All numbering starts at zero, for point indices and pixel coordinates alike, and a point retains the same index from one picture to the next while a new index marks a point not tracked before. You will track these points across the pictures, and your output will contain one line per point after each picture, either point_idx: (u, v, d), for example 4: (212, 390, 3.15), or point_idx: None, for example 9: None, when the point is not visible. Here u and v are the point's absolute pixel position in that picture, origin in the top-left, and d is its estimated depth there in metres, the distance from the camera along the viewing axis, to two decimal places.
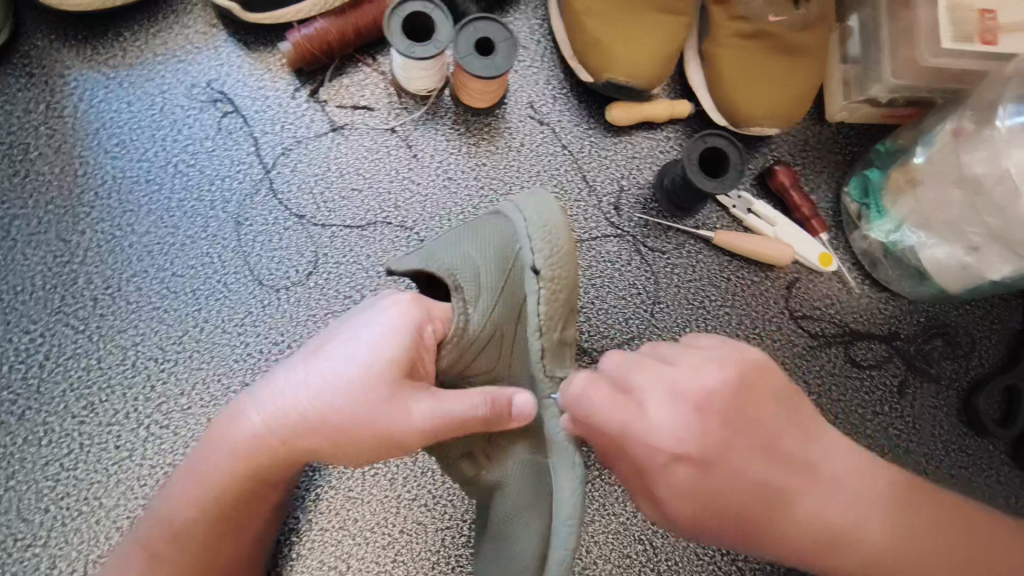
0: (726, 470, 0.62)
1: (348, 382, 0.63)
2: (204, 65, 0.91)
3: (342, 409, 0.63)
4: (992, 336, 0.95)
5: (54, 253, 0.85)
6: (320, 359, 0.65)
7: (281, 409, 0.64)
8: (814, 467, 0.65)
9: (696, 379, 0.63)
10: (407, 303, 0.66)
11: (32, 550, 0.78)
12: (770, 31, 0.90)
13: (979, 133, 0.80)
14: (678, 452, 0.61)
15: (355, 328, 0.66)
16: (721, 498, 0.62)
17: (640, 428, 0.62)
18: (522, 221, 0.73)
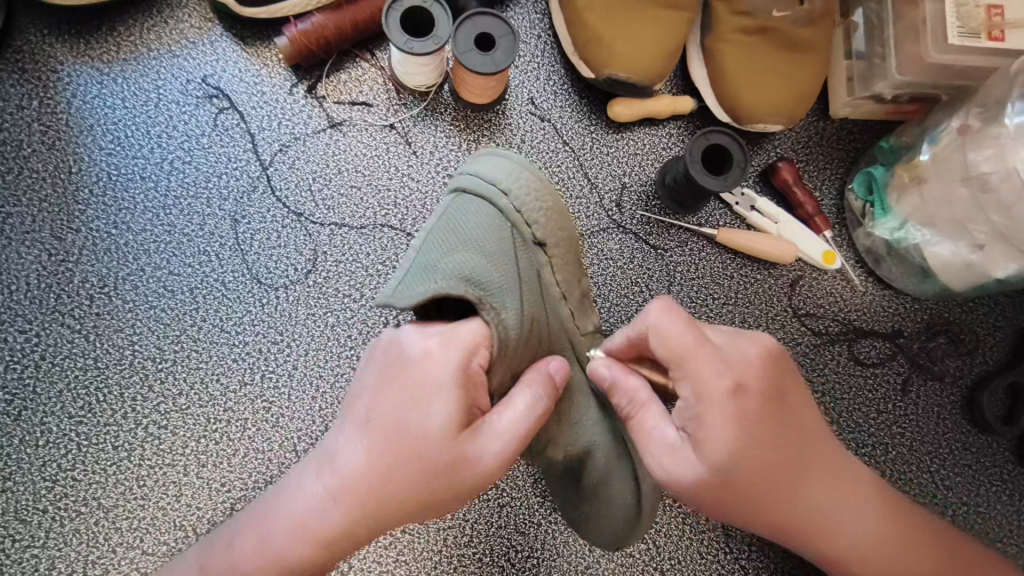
0: (760, 443, 0.60)
1: (409, 438, 0.58)
2: (199, 60, 0.89)
3: (413, 469, 0.58)
4: (995, 333, 0.94)
5: (49, 252, 0.84)
6: (370, 421, 0.60)
7: (346, 487, 0.59)
8: (825, 463, 0.65)
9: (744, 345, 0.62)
10: (449, 342, 0.63)
11: (31, 552, 0.77)
12: (773, 26, 0.89)
13: (985, 130, 0.79)
14: (719, 394, 0.59)
15: (402, 379, 0.61)
16: (739, 450, 0.59)
17: (704, 367, 0.59)
18: (508, 200, 0.71)
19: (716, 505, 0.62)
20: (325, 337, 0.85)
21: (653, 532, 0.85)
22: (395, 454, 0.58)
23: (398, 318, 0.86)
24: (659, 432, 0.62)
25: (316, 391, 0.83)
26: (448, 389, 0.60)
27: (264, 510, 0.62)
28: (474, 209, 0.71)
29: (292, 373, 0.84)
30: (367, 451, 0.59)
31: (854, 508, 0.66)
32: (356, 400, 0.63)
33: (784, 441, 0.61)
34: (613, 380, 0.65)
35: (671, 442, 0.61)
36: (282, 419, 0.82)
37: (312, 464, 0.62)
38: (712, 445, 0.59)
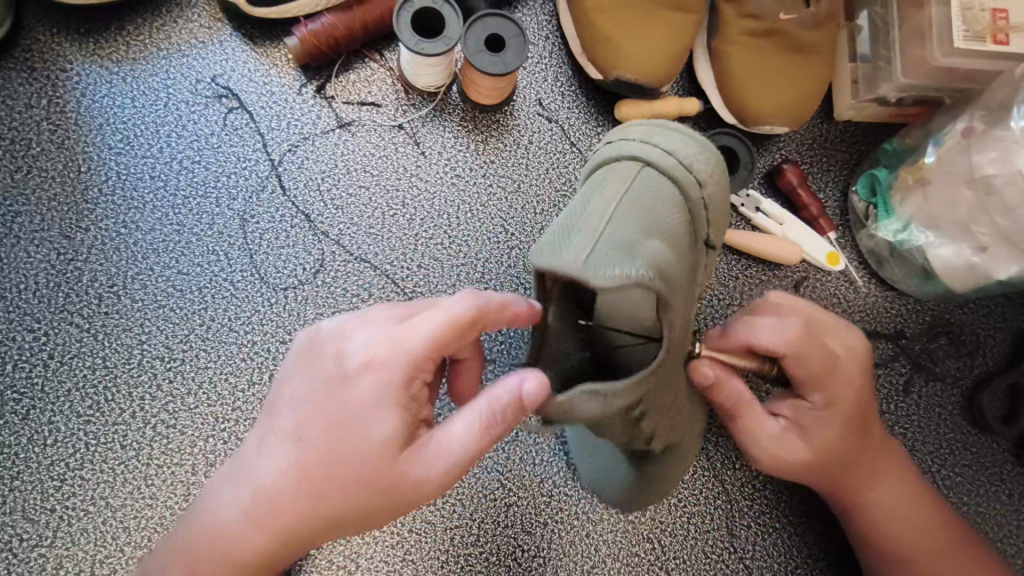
0: (840, 429, 0.72)
1: (365, 454, 0.57)
2: (208, 60, 0.89)
3: (316, 489, 0.57)
4: (996, 334, 0.96)
5: (57, 251, 0.83)
6: (296, 435, 0.58)
7: (259, 505, 0.58)
8: (889, 460, 0.77)
9: (841, 344, 0.72)
10: (396, 349, 0.57)
11: (38, 551, 0.77)
12: (779, 29, 0.90)
13: (990, 133, 0.80)
14: (830, 394, 0.70)
15: (298, 396, 0.60)
16: (825, 435, 0.72)
17: (841, 375, 0.70)
18: (682, 171, 0.72)
19: (800, 474, 0.75)
20: None
21: (659, 531, 0.86)
22: (295, 475, 0.57)
23: None
24: (767, 425, 0.73)
25: None
26: (377, 410, 0.57)
27: (202, 508, 0.61)
28: (661, 188, 0.71)
29: None
30: (281, 468, 0.58)
31: (918, 505, 0.77)
32: (296, 406, 0.59)
33: (861, 432, 0.74)
34: (718, 379, 0.72)
35: (779, 431, 0.73)
36: None
37: (238, 470, 0.60)
38: (820, 434, 0.72)
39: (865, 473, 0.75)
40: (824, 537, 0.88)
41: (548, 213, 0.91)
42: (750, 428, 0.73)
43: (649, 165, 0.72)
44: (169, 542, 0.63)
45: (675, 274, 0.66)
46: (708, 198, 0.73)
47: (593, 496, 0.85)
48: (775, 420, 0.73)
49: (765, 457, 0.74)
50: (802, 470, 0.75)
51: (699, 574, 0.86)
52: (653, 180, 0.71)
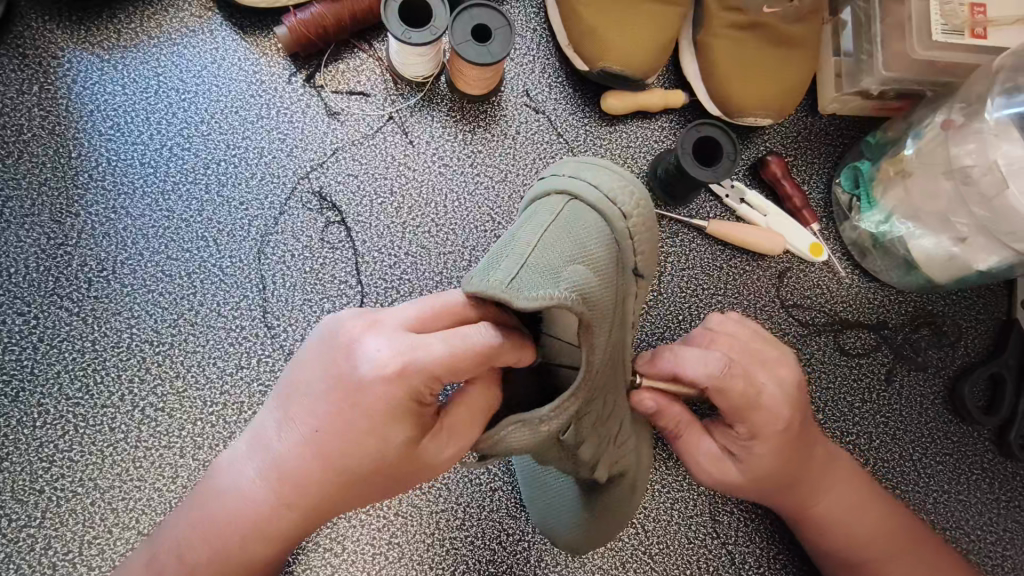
0: (772, 457, 0.72)
1: (376, 446, 0.57)
2: (199, 49, 0.90)
3: (334, 468, 0.58)
4: (978, 325, 0.97)
5: (48, 235, 0.84)
6: (313, 425, 0.58)
7: (284, 482, 0.59)
8: (827, 476, 0.77)
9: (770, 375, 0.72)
10: (402, 365, 0.55)
11: (27, 531, 0.78)
12: (763, 23, 0.91)
13: (969, 125, 0.81)
14: (757, 426, 0.70)
15: (318, 381, 0.59)
16: (758, 463, 0.72)
17: (762, 409, 0.69)
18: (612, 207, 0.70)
19: (745, 493, 0.77)
20: (321, 323, 0.86)
21: (642, 516, 0.87)
22: (313, 455, 0.58)
23: (394, 305, 0.87)
24: (703, 448, 0.75)
25: None
26: (390, 415, 0.56)
27: (222, 480, 0.62)
28: (591, 219, 0.69)
29: (288, 357, 0.85)
30: (303, 452, 0.58)
31: (874, 515, 0.78)
32: (317, 394, 0.58)
33: (801, 452, 0.74)
34: (658, 406, 0.74)
35: (715, 454, 0.75)
36: None
37: (259, 446, 0.61)
38: (755, 462, 0.73)
39: (804, 490, 0.76)
40: None
41: None
42: (687, 451, 0.76)
43: (577, 198, 0.70)
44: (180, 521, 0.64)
45: (599, 302, 0.64)
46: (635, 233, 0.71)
47: None
48: (713, 441, 0.75)
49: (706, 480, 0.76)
50: (745, 490, 0.76)
51: (681, 559, 0.87)
52: (584, 213, 0.69)
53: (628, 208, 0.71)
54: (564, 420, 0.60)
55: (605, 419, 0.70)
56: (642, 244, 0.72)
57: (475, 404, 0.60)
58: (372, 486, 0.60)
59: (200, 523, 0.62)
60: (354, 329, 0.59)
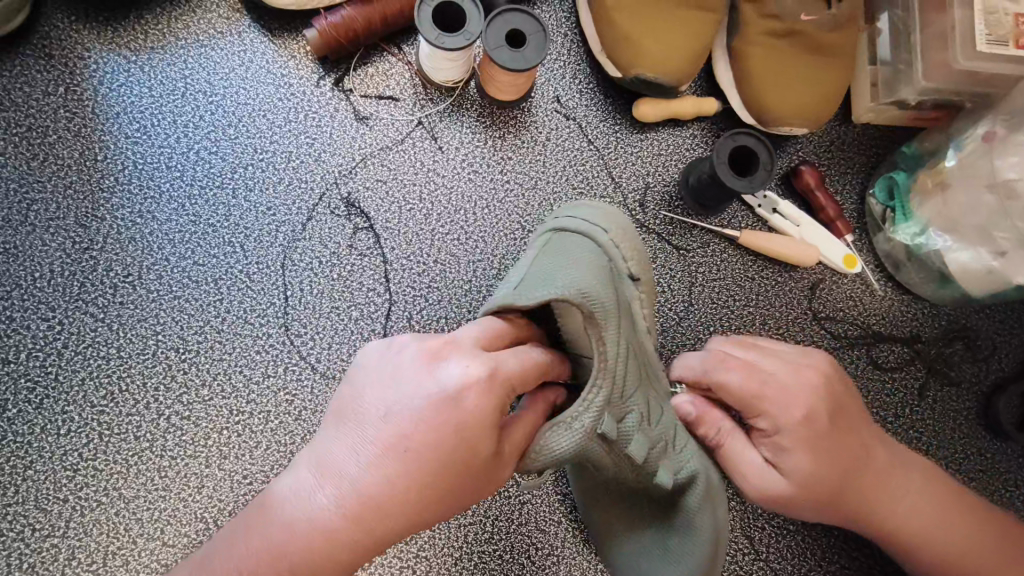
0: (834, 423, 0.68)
1: (466, 461, 0.54)
2: (227, 51, 0.89)
3: (425, 489, 0.53)
4: (1012, 340, 0.95)
5: (73, 240, 0.83)
6: (400, 444, 0.53)
7: (363, 509, 0.52)
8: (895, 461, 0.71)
9: (798, 363, 0.70)
10: (489, 376, 0.56)
11: (50, 541, 0.77)
12: (799, 30, 0.90)
13: (1011, 138, 0.80)
14: (807, 412, 0.66)
15: (403, 398, 0.55)
16: (822, 461, 0.66)
17: (795, 371, 0.69)
18: (603, 233, 0.77)
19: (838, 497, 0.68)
20: (349, 331, 0.85)
21: None
22: (402, 477, 0.52)
23: (422, 313, 0.86)
24: (792, 449, 0.66)
25: (338, 384, 0.83)
26: (482, 427, 0.55)
27: (280, 512, 0.53)
28: (576, 242, 0.76)
29: (314, 365, 0.83)
30: (389, 473, 0.52)
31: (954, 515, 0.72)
32: (402, 410, 0.54)
33: (860, 445, 0.69)
34: (695, 409, 0.74)
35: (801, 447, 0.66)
36: (305, 412, 0.82)
37: (329, 473, 0.53)
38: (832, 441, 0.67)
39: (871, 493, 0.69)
40: (836, 541, 0.88)
41: None
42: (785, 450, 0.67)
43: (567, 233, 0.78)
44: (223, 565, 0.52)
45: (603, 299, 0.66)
46: (620, 248, 0.77)
47: None
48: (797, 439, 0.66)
49: (770, 486, 0.68)
50: (807, 503, 0.68)
51: None
52: (572, 243, 0.76)
53: (613, 235, 0.78)
54: (596, 413, 0.61)
55: (652, 417, 0.69)
56: (631, 254, 0.78)
57: (533, 423, 0.61)
58: (452, 509, 0.56)
59: (255, 554, 0.52)
60: (428, 352, 0.58)
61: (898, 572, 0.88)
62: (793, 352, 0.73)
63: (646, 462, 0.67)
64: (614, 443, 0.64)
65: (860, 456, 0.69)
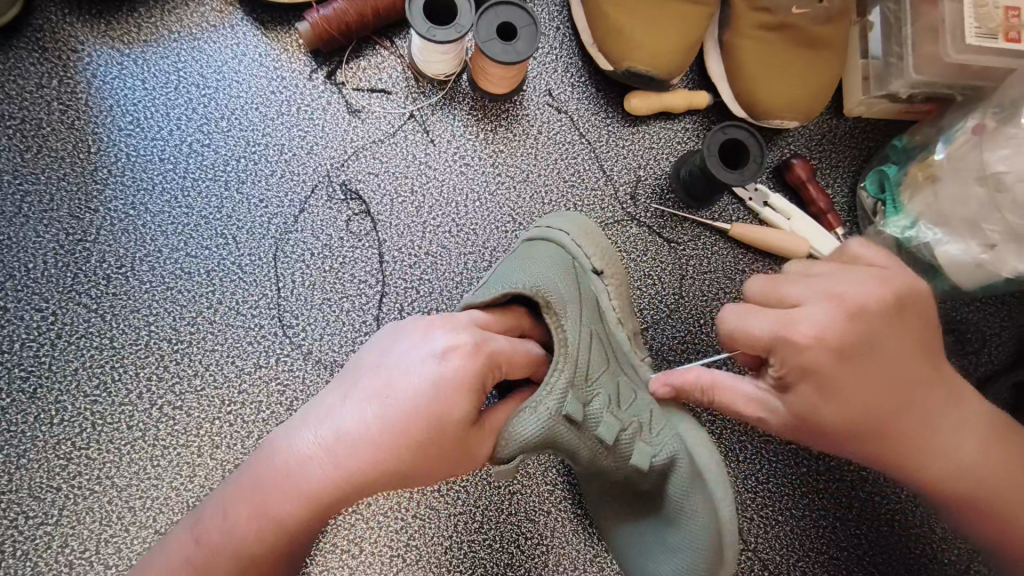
0: (850, 363, 0.62)
1: (440, 419, 0.59)
2: (220, 43, 0.90)
3: (399, 440, 0.57)
4: (1002, 333, 0.95)
5: (67, 231, 0.84)
6: (387, 393, 0.59)
7: (342, 449, 0.57)
8: (931, 397, 0.66)
9: (858, 290, 0.62)
10: (474, 345, 0.63)
11: (43, 529, 0.78)
12: (790, 23, 0.90)
13: (1001, 130, 0.80)
14: (818, 355, 0.61)
15: (396, 360, 0.62)
16: (863, 396, 0.63)
17: (819, 311, 0.62)
18: (566, 234, 0.80)
19: (852, 438, 0.66)
20: (340, 322, 0.85)
21: None
22: (380, 424, 0.57)
23: (413, 305, 0.87)
24: (805, 390, 0.63)
25: (330, 374, 0.84)
26: (459, 389, 0.60)
27: (271, 454, 0.59)
28: (542, 246, 0.79)
29: (306, 355, 0.84)
30: (370, 419, 0.58)
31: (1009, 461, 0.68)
32: (394, 368, 0.61)
33: (914, 378, 0.65)
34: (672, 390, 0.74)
35: (816, 387, 0.63)
36: (296, 402, 0.83)
37: (318, 417, 0.59)
38: (853, 382, 0.62)
39: (921, 429, 0.66)
40: (824, 531, 0.88)
41: (556, 204, 0.92)
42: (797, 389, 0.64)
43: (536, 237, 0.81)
44: (221, 503, 0.59)
45: (560, 290, 0.72)
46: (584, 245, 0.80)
47: None
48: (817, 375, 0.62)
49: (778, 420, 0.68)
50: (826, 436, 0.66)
51: None
52: (538, 244, 0.79)
53: (575, 237, 0.80)
54: (559, 396, 0.66)
55: (622, 402, 0.73)
56: (593, 250, 0.80)
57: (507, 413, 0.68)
58: (424, 472, 0.60)
59: (244, 494, 0.58)
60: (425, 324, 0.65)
61: (886, 563, 0.88)
62: (855, 275, 0.64)
63: (617, 444, 0.70)
64: (582, 425, 0.68)
65: (912, 389, 0.65)
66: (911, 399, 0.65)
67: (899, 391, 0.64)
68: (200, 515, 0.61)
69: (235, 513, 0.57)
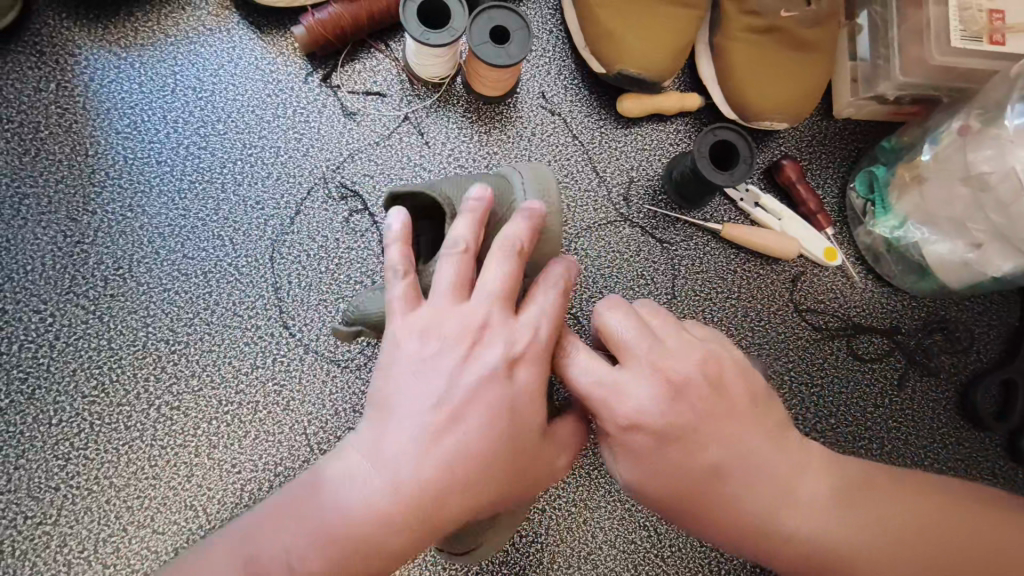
0: (672, 440, 0.59)
1: (515, 436, 0.58)
2: (216, 47, 0.91)
3: (496, 461, 0.57)
4: (990, 331, 0.97)
5: (65, 233, 0.85)
6: (446, 427, 0.56)
7: (416, 498, 0.55)
8: (792, 476, 0.61)
9: (685, 360, 0.60)
10: (528, 346, 0.60)
11: (42, 528, 0.78)
12: (779, 26, 0.91)
13: (985, 132, 0.81)
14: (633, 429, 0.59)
15: (437, 381, 0.58)
16: (686, 470, 0.59)
17: (631, 381, 0.60)
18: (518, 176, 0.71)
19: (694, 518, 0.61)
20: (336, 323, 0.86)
21: (655, 519, 0.87)
22: (477, 449, 0.56)
23: None
24: (626, 462, 0.61)
25: (328, 374, 0.85)
26: (521, 407, 0.58)
27: (322, 502, 0.57)
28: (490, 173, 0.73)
29: (304, 355, 0.85)
30: (438, 464, 0.56)
31: (895, 555, 0.59)
32: (433, 393, 0.57)
33: (763, 453, 0.61)
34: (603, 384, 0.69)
35: (631, 456, 0.60)
36: (293, 402, 0.84)
37: (381, 463, 0.56)
38: (671, 455, 0.59)
39: (761, 512, 0.60)
40: None
41: None
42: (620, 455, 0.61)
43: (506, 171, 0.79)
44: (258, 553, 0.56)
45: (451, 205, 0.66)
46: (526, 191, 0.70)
47: (590, 484, 0.87)
48: (635, 438, 0.59)
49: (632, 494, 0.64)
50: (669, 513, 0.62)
51: (693, 563, 0.87)
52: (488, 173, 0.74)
53: (523, 182, 0.70)
54: None
55: None
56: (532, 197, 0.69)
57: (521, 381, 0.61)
58: (491, 504, 0.58)
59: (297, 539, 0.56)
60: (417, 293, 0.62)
61: None
62: (683, 344, 0.61)
63: None
64: None
65: (764, 466, 0.60)
66: (739, 474, 0.60)
67: (730, 468, 0.60)
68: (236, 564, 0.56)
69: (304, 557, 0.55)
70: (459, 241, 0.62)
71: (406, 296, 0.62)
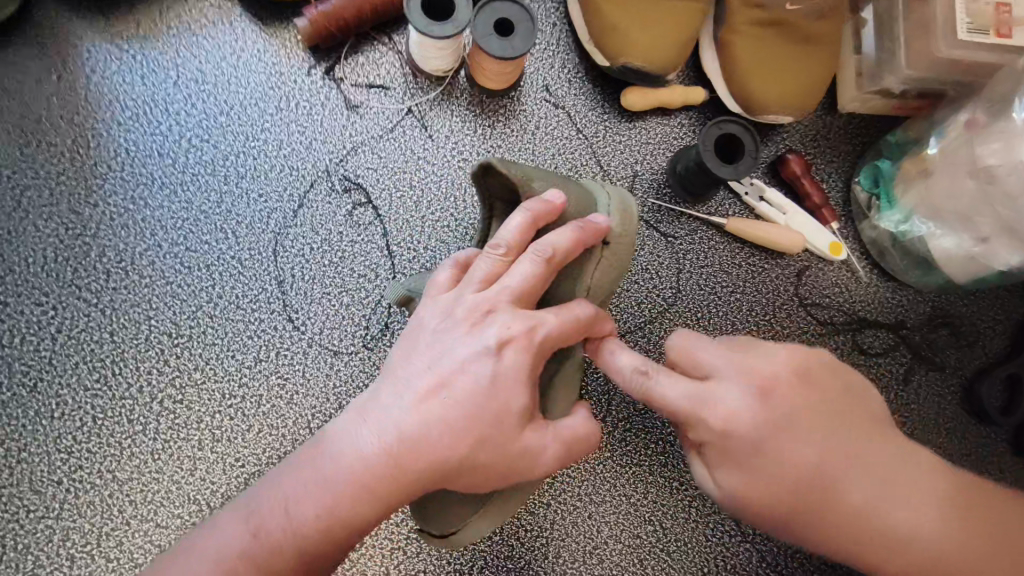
0: (768, 448, 0.61)
1: (500, 410, 0.58)
2: (218, 39, 0.90)
3: (478, 439, 0.57)
4: (995, 327, 0.96)
5: (66, 226, 0.84)
6: (441, 394, 0.58)
7: (409, 456, 0.57)
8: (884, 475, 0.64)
9: (767, 363, 0.63)
10: (529, 336, 0.60)
11: (45, 522, 0.78)
12: (784, 19, 0.91)
13: (993, 125, 0.81)
14: (726, 437, 0.62)
15: (446, 353, 0.59)
16: (785, 474, 0.62)
17: (717, 390, 0.62)
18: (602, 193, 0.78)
19: (796, 523, 0.63)
20: (340, 316, 0.86)
21: (659, 514, 0.86)
22: (465, 415, 0.57)
23: None
24: (725, 472, 0.64)
25: (331, 368, 0.84)
26: (513, 382, 0.58)
27: (325, 448, 0.59)
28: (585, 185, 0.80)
29: (307, 349, 0.85)
30: (432, 426, 0.57)
31: (981, 543, 0.63)
32: (441, 363, 0.59)
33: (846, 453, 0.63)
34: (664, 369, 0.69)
35: (722, 461, 0.63)
36: (296, 396, 0.83)
37: (379, 418, 0.58)
38: (770, 461, 0.61)
39: (858, 512, 0.63)
40: None
41: None
42: (714, 464, 0.64)
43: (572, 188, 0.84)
44: (257, 497, 0.58)
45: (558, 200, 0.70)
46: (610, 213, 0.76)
47: (595, 478, 0.86)
48: (724, 439, 0.62)
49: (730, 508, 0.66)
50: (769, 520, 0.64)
51: (698, 557, 0.86)
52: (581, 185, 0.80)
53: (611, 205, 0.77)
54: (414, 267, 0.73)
55: None
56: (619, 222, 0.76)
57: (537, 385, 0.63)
58: (475, 476, 0.58)
59: (298, 480, 0.58)
60: (458, 283, 0.65)
61: None
62: (762, 352, 0.64)
63: None
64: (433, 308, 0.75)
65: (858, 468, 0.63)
66: (839, 475, 0.62)
67: (826, 475, 0.62)
68: (244, 504, 0.59)
69: (301, 497, 0.57)
70: (502, 245, 0.64)
71: (446, 282, 0.65)
